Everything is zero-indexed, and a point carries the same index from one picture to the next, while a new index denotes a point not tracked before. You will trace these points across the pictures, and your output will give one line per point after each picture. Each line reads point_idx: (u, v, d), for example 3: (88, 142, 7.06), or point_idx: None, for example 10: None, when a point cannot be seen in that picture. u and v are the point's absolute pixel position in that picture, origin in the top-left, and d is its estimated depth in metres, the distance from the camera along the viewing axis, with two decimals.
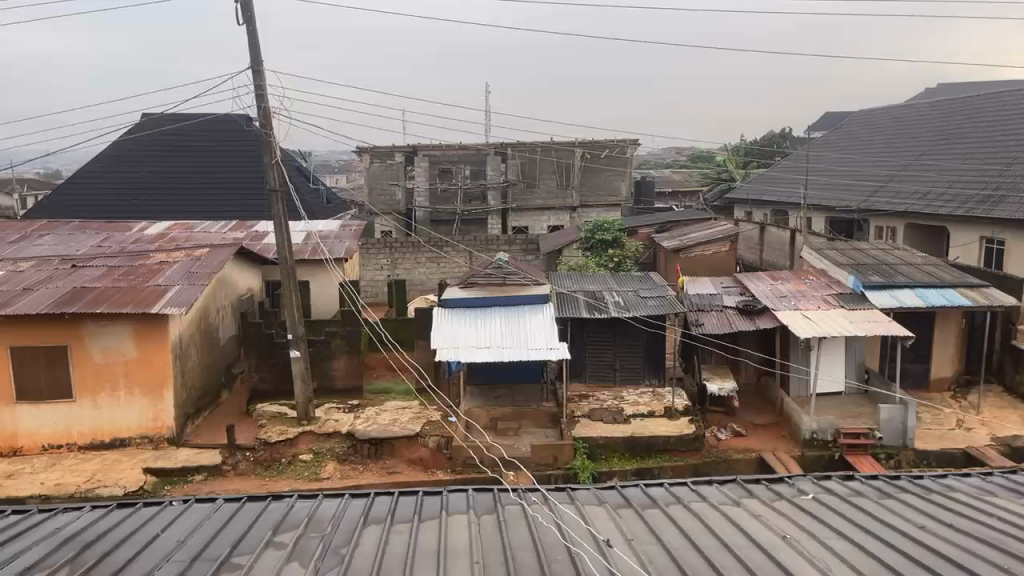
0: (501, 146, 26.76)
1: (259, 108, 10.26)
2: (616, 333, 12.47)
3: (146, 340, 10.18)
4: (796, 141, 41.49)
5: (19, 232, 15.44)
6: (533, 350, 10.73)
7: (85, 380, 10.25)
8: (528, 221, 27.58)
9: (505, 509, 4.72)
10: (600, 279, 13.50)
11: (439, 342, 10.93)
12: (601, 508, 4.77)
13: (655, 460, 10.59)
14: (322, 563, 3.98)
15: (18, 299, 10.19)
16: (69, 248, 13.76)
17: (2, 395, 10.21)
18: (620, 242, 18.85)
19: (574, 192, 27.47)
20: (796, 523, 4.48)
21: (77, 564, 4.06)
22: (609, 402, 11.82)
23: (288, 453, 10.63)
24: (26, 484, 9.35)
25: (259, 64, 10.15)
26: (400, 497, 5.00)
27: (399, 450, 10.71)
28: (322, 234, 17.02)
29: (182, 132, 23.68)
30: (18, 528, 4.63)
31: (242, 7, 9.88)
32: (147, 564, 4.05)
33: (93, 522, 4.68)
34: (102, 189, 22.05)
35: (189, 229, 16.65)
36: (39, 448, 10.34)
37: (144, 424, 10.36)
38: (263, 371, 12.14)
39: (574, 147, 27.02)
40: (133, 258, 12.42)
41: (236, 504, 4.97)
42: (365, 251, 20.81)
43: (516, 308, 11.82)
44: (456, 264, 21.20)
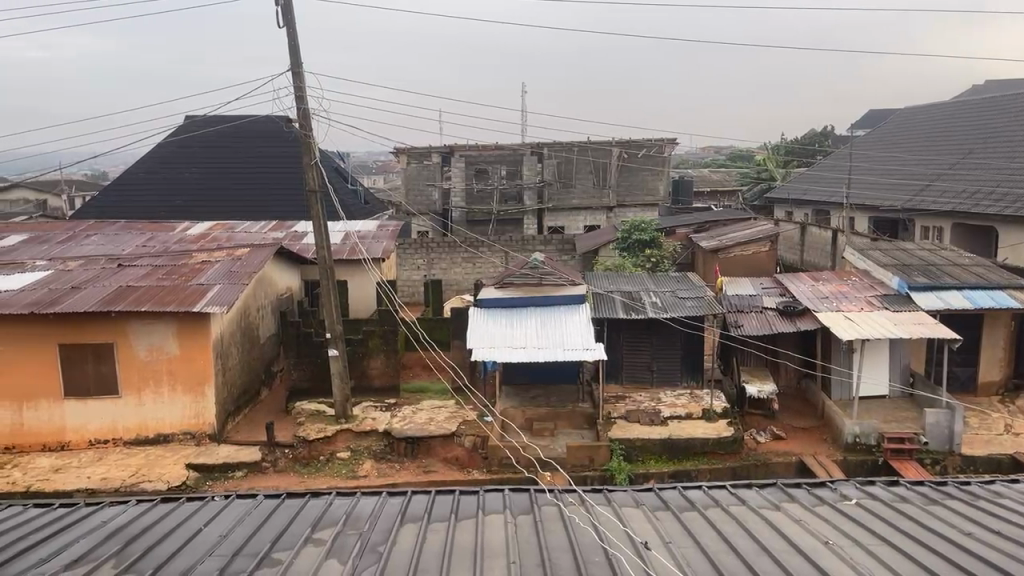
0: (537, 146, 26.73)
1: (299, 109, 10.40)
2: (653, 334, 12.39)
3: (189, 338, 10.38)
4: (837, 139, 40.79)
5: (68, 232, 15.86)
6: (569, 350, 10.70)
7: (130, 378, 10.48)
8: (564, 221, 27.55)
9: (542, 510, 4.70)
10: (636, 279, 13.42)
11: (476, 342, 10.95)
12: (638, 510, 4.74)
13: (693, 462, 10.49)
14: (360, 561, 4.01)
15: (67, 298, 10.45)
16: (115, 248, 14.10)
17: (51, 392, 10.47)
18: (657, 242, 18.73)
19: (611, 192, 27.37)
20: (837, 529, 4.39)
21: (122, 558, 4.14)
22: (646, 403, 11.74)
23: (327, 451, 10.75)
24: (73, 478, 9.60)
25: (299, 67, 10.28)
26: (437, 496, 5.01)
27: (436, 449, 10.76)
28: (360, 234, 17.19)
29: (224, 134, 24.09)
30: (64, 522, 4.74)
31: (282, 10, 10.02)
32: (190, 559, 4.12)
33: (137, 516, 4.77)
34: (147, 190, 22.55)
35: (231, 229, 16.94)
36: (86, 443, 10.59)
37: (186, 420, 10.56)
38: (302, 369, 12.30)
39: (611, 146, 26.90)
40: (176, 258, 12.66)
41: (276, 500, 5.04)
42: (402, 251, 20.96)
43: (552, 308, 11.81)
44: (492, 264, 21.23)
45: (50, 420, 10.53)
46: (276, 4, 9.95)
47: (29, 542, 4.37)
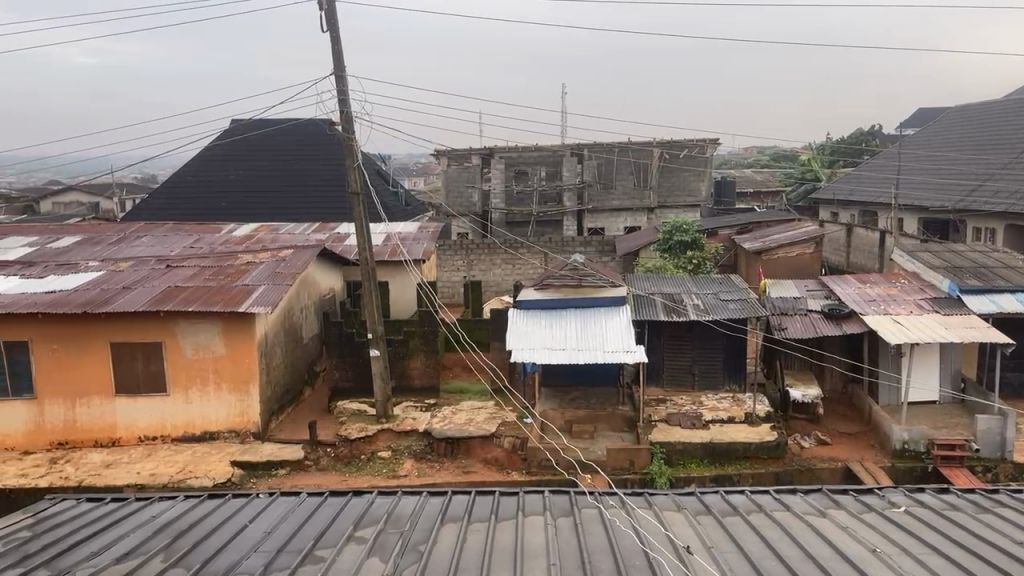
0: (577, 147, 26.64)
1: (342, 113, 10.53)
2: (695, 336, 12.27)
3: (234, 338, 10.58)
4: (884, 139, 39.94)
5: (119, 233, 16.28)
6: (609, 352, 10.65)
7: (177, 376, 10.72)
8: (604, 222, 27.53)
9: (582, 512, 4.69)
10: (678, 281, 13.32)
11: (515, 344, 10.96)
12: (679, 513, 4.70)
13: (734, 467, 10.35)
14: (402, 559, 4.04)
15: (117, 298, 10.74)
16: (163, 249, 14.43)
17: (102, 389, 10.76)
18: (699, 244, 18.59)
19: (651, 192, 27.18)
20: (886, 537, 4.29)
21: (171, 552, 4.24)
22: (687, 407, 11.63)
23: (368, 450, 10.85)
24: (123, 473, 9.85)
25: (342, 71, 10.41)
26: (477, 496, 5.03)
27: (475, 450, 10.79)
28: (401, 236, 17.34)
29: (269, 137, 24.48)
30: (116, 515, 4.88)
31: (326, 15, 10.16)
32: (237, 554, 4.20)
33: (185, 512, 4.89)
34: (195, 191, 23.10)
35: (275, 230, 17.22)
36: (135, 439, 10.86)
37: (232, 418, 10.77)
38: (344, 369, 12.46)
39: (651, 147, 26.69)
40: (222, 259, 12.92)
41: (319, 498, 5.11)
42: (441, 253, 21.08)
43: (592, 309, 11.76)
44: (531, 265, 21.21)
45: (102, 417, 10.82)
46: (319, 9, 10.09)
47: (83, 535, 4.50)
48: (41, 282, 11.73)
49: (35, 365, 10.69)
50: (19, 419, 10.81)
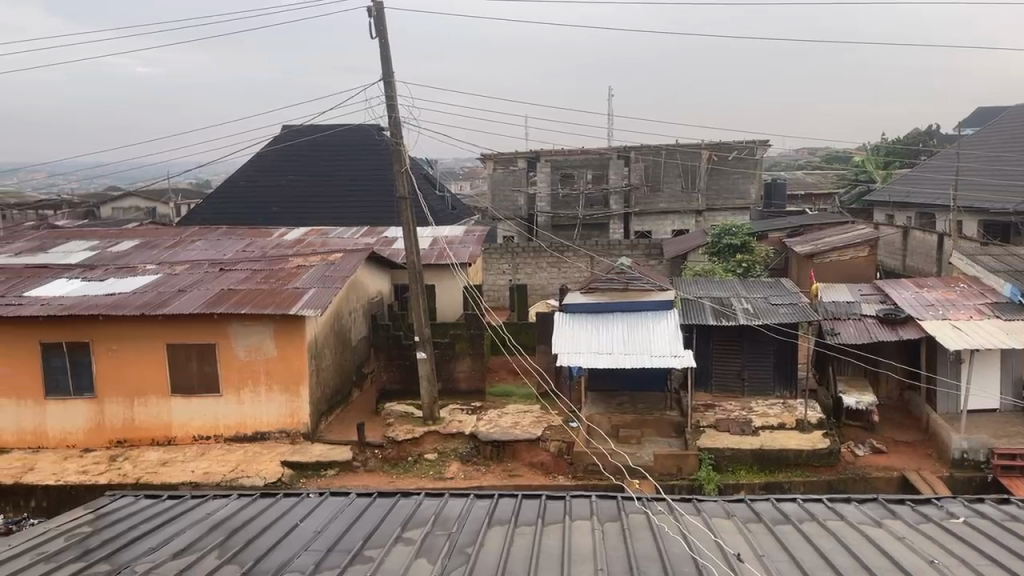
0: (624, 149, 26.43)
1: (390, 118, 10.66)
2: (745, 341, 12.08)
3: (286, 340, 10.78)
4: (943, 139, 38.80)
5: (175, 237, 16.72)
6: (656, 357, 10.55)
7: (230, 377, 10.95)
8: (652, 225, 27.13)
9: (629, 518, 4.66)
10: (727, 284, 13.14)
11: (561, 348, 10.93)
12: (729, 521, 4.63)
13: (786, 474, 10.17)
14: (449, 561, 4.06)
15: (173, 300, 11.03)
16: (217, 253, 14.77)
17: (158, 389, 11.04)
18: (749, 247, 18.30)
19: (700, 195, 26.86)
20: (944, 548, 4.17)
21: (226, 549, 4.34)
22: (737, 413, 11.45)
23: (415, 452, 10.93)
24: (179, 471, 10.11)
25: (390, 76, 10.54)
26: (524, 499, 5.03)
27: (521, 453, 10.77)
28: (448, 240, 17.45)
29: (319, 142, 24.84)
30: (172, 512, 5.01)
31: (375, 21, 10.29)
32: (288, 552, 4.28)
33: (239, 509, 5.00)
34: (248, 197, 23.67)
35: (325, 234, 17.49)
36: (191, 438, 11.13)
37: (283, 419, 10.96)
38: (392, 372, 12.62)
39: (699, 149, 26.38)
40: (274, 262, 13.18)
41: (368, 499, 5.17)
42: (487, 256, 21.16)
43: (639, 313, 11.66)
44: (577, 269, 21.14)
45: (158, 416, 11.11)
46: (368, 16, 10.24)
47: (141, 531, 4.64)
48: (102, 284, 12.11)
49: (95, 365, 11.03)
50: (80, 417, 11.16)
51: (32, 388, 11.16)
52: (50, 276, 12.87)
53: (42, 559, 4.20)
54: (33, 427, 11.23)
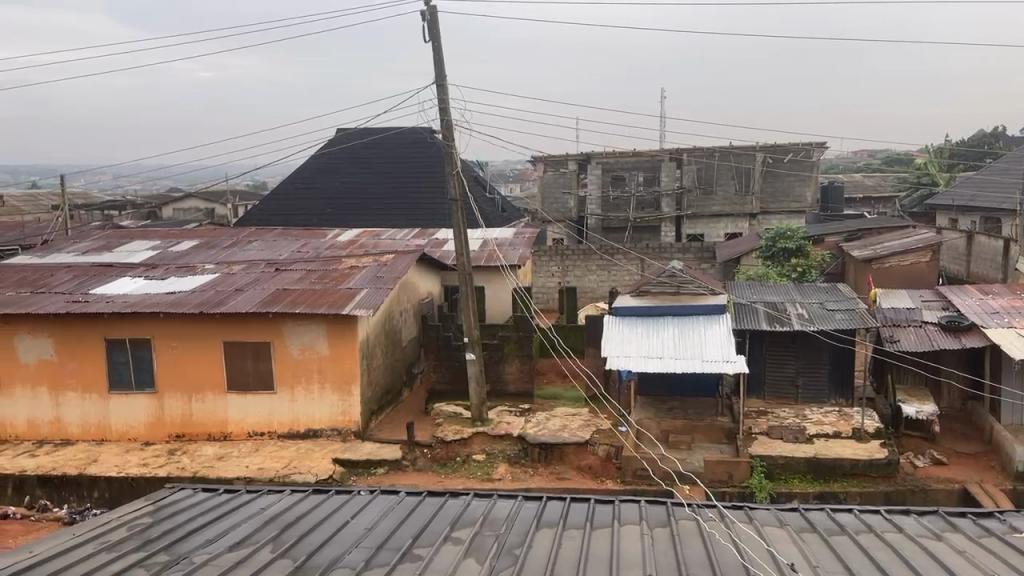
0: (677, 151, 26.18)
1: (443, 121, 10.75)
2: (799, 347, 11.85)
3: (339, 340, 10.96)
4: (1009, 140, 37.47)
5: (233, 238, 17.15)
6: (708, 362, 10.42)
7: (285, 375, 11.18)
8: (704, 228, 26.99)
9: (679, 524, 4.61)
10: (781, 289, 12.91)
11: (610, 351, 10.87)
12: (782, 530, 4.54)
13: (841, 484, 9.93)
14: (497, 562, 4.08)
15: (231, 299, 11.31)
16: (273, 253, 15.09)
17: (216, 386, 11.33)
18: (804, 251, 18.00)
19: (754, 198, 26.39)
20: (1006, 562, 4.03)
21: (279, 543, 4.42)
22: (791, 420, 11.23)
23: (463, 452, 10.98)
24: (235, 466, 10.36)
25: (443, 79, 10.62)
26: (572, 502, 5.03)
27: (569, 456, 10.71)
28: (498, 241, 17.55)
29: (372, 145, 25.12)
30: (229, 506, 5.13)
31: (429, 25, 10.40)
32: (339, 548, 4.34)
33: (293, 505, 5.10)
34: (303, 199, 24.16)
35: (377, 235, 17.73)
36: (246, 434, 11.40)
37: (334, 417, 11.14)
38: (442, 372, 12.74)
39: (754, 151, 25.98)
40: (328, 263, 13.41)
41: (417, 497, 5.22)
42: (536, 258, 21.23)
43: (691, 316, 11.52)
44: (628, 271, 21.03)
45: (215, 411, 11.40)
46: (422, 20, 10.35)
47: (198, 523, 4.76)
48: (162, 283, 12.46)
49: (156, 361, 11.36)
50: (141, 411, 11.52)
51: (96, 382, 11.54)
52: (114, 274, 13.32)
53: (104, 549, 4.35)
54: (96, 420, 11.63)
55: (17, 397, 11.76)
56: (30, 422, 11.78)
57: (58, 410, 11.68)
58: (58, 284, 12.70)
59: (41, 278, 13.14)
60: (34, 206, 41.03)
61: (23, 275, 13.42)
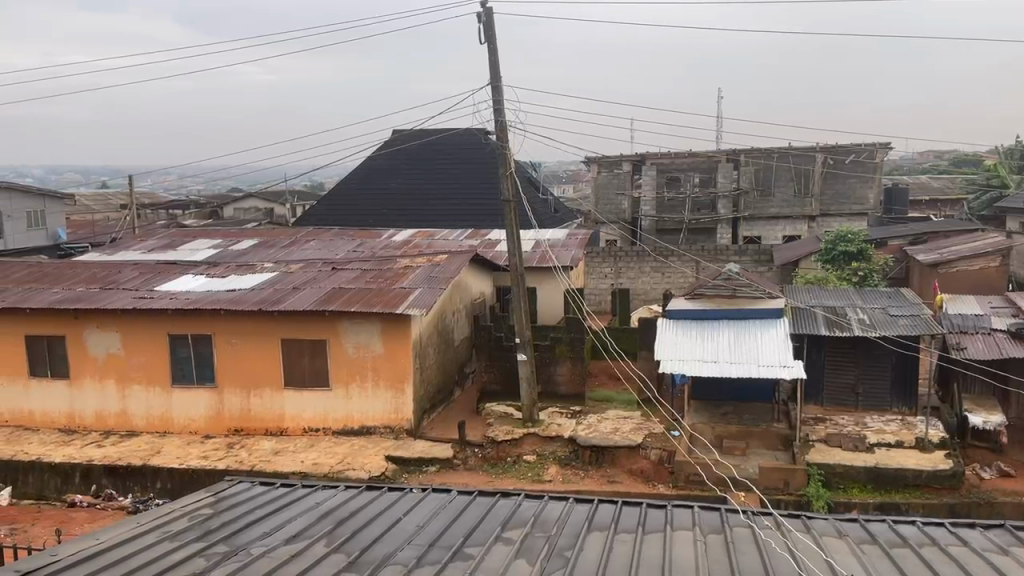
0: (734, 152, 25.84)
1: (497, 122, 10.79)
2: (860, 353, 11.54)
3: (392, 338, 11.10)
4: None
5: (291, 237, 17.53)
6: (765, 367, 10.23)
7: (340, 372, 11.36)
8: (761, 230, 26.49)
9: (733, 531, 4.54)
10: (841, 293, 12.60)
11: (664, 354, 10.76)
12: (840, 541, 4.43)
13: (903, 495, 9.63)
14: (548, 563, 4.06)
15: (289, 297, 11.57)
16: (329, 253, 15.36)
17: (273, 382, 11.58)
18: (867, 254, 17.50)
19: (813, 200, 25.81)
20: None
21: (333, 538, 4.50)
22: (851, 428, 10.95)
23: (514, 453, 11.00)
24: (290, 461, 10.57)
25: (498, 81, 10.67)
26: (624, 506, 4.99)
27: (620, 460, 10.64)
28: (550, 242, 17.52)
29: (427, 146, 25.32)
30: (285, 500, 5.24)
31: (484, 27, 10.46)
32: (392, 545, 4.39)
33: (346, 500, 5.19)
34: (359, 199, 24.57)
35: (431, 236, 17.87)
36: (302, 430, 11.61)
37: (388, 415, 11.28)
38: (493, 372, 12.79)
39: (814, 152, 25.41)
40: (383, 262, 13.59)
41: (469, 497, 5.25)
42: (590, 259, 21.17)
43: (748, 320, 11.34)
44: (682, 273, 20.78)
45: (273, 407, 11.65)
46: (479, 22, 10.41)
47: (256, 516, 4.87)
48: (224, 281, 12.80)
49: (217, 357, 11.67)
50: (202, 405, 11.85)
51: (159, 376, 11.90)
52: (178, 271, 13.73)
53: (166, 538, 4.49)
54: (160, 413, 12.00)
55: (85, 389, 12.19)
56: (98, 413, 12.20)
57: (124, 403, 12.09)
58: (125, 280, 13.15)
59: (110, 275, 13.62)
60: (103, 205, 42.59)
61: (93, 271, 13.93)
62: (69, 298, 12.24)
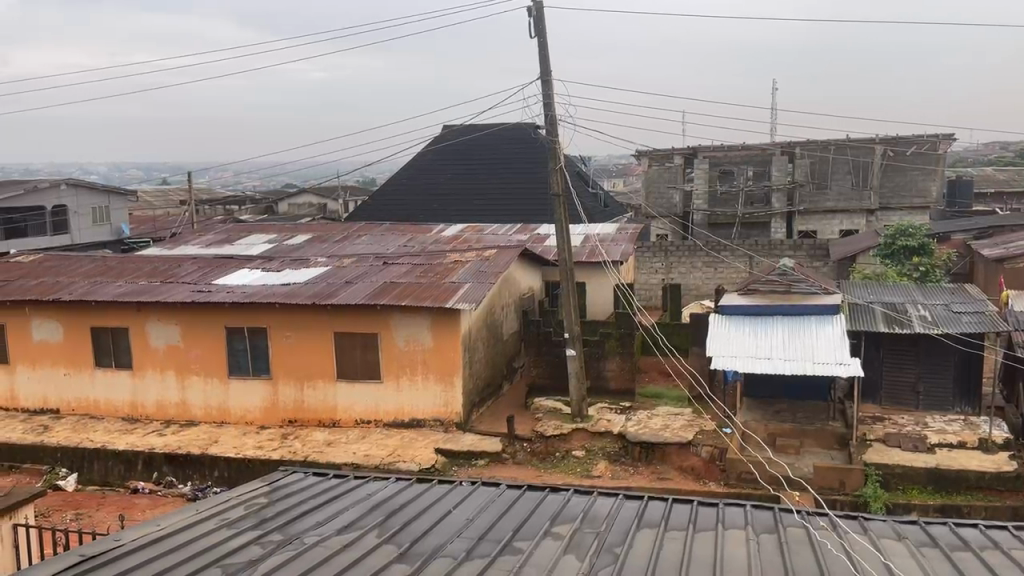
0: (789, 144, 25.20)
1: (546, 116, 10.75)
2: (921, 350, 11.20)
3: (442, 332, 11.19)
4: None
5: (344, 232, 17.78)
6: (820, 365, 10.00)
7: (391, 365, 11.49)
8: (817, 225, 25.92)
9: (787, 530, 4.46)
10: (901, 289, 12.27)
11: (716, 350, 10.61)
12: (900, 543, 4.30)
13: (965, 497, 9.32)
14: (597, 559, 4.05)
15: (341, 291, 11.75)
16: (381, 247, 15.54)
17: (326, 374, 11.78)
18: (928, 249, 17.01)
19: (872, 193, 25.12)
20: None
21: (384, 529, 4.55)
22: (911, 428, 10.65)
23: (563, 448, 10.98)
24: (343, 453, 10.74)
25: (548, 75, 10.63)
26: (675, 504, 4.93)
27: (671, 457, 10.52)
28: (600, 237, 17.42)
29: (477, 141, 25.38)
30: (338, 491, 5.33)
31: (535, 21, 10.43)
32: (442, 537, 4.43)
33: (397, 492, 5.25)
34: (410, 195, 24.82)
35: (480, 231, 17.94)
36: (354, 422, 11.79)
37: (438, 408, 11.39)
38: (542, 367, 12.82)
39: (874, 144, 24.68)
40: (433, 257, 13.69)
41: (517, 491, 5.25)
42: (640, 254, 20.97)
43: (802, 317, 11.08)
44: (735, 269, 20.45)
45: (326, 400, 11.85)
46: (529, 16, 10.39)
47: (310, 506, 4.97)
48: (278, 275, 13.07)
49: (272, 350, 11.93)
50: (258, 396, 12.11)
51: (217, 367, 12.21)
52: (235, 266, 14.05)
53: (223, 525, 4.61)
54: (217, 404, 12.31)
55: (147, 379, 12.58)
56: (159, 403, 12.59)
57: (183, 393, 12.44)
58: (184, 275, 13.50)
59: (170, 269, 14.00)
60: (164, 201, 43.83)
61: (154, 265, 14.37)
62: (132, 291, 12.65)
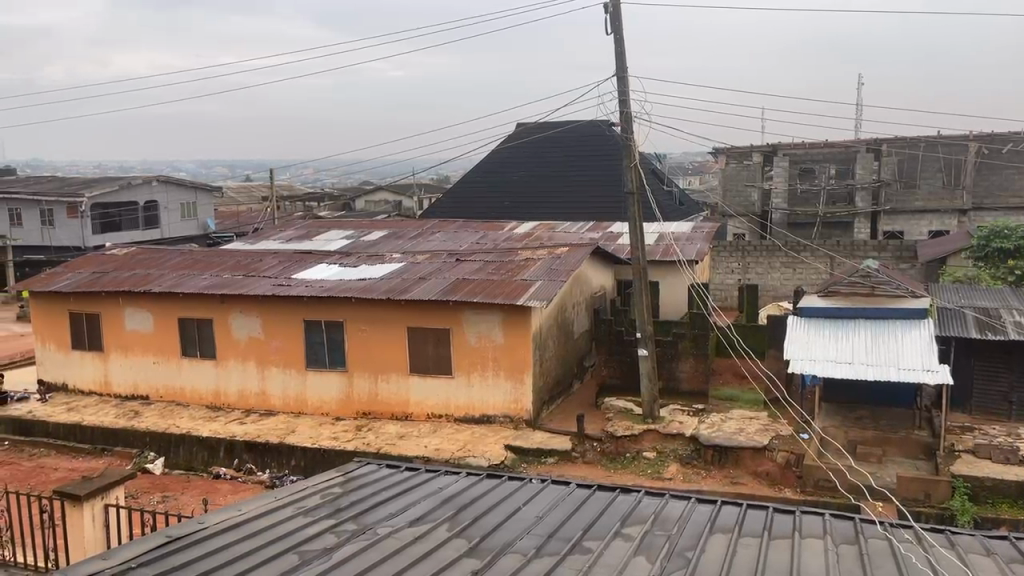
0: (876, 141, 24.25)
1: (621, 113, 10.66)
2: (1015, 359, 10.65)
3: (513, 329, 11.23)
4: None
5: (419, 228, 18.05)
6: (905, 370, 9.61)
7: (462, 360, 11.60)
8: (905, 225, 24.64)
9: (869, 542, 4.29)
10: (995, 293, 11.69)
11: (793, 353, 10.31)
12: (989, 559, 4.09)
13: None
14: (669, 562, 3.99)
15: (416, 287, 11.93)
16: (454, 244, 15.71)
17: (399, 368, 11.98)
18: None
19: (965, 191, 23.99)
20: None
21: (455, 523, 4.60)
22: (1002, 439, 10.12)
23: (634, 448, 10.88)
24: (415, 446, 10.89)
25: (624, 71, 10.53)
26: (749, 509, 4.82)
27: (745, 461, 10.26)
28: (675, 235, 17.20)
29: (552, 138, 25.37)
30: (410, 483, 5.42)
31: (611, 17, 10.36)
32: (512, 533, 4.44)
33: (468, 487, 5.29)
34: (484, 191, 25.02)
35: (553, 228, 17.93)
36: (426, 415, 11.96)
37: (509, 404, 11.43)
38: (613, 367, 12.74)
39: (967, 141, 23.63)
40: (505, 254, 13.75)
41: (588, 491, 5.23)
42: (715, 254, 20.60)
43: (888, 320, 10.66)
44: (814, 269, 19.82)
45: (399, 392, 12.05)
46: (605, 13, 10.32)
47: (384, 496, 5.07)
48: (355, 270, 13.34)
49: (348, 342, 12.20)
50: (334, 388, 12.41)
51: (296, 359, 12.56)
52: (314, 260, 14.43)
53: (302, 512, 4.74)
54: (296, 394, 12.66)
55: (230, 369, 13.03)
56: (241, 392, 13.03)
57: (264, 383, 12.84)
58: (266, 269, 13.94)
59: (253, 263, 14.48)
60: (248, 197, 45.46)
61: (238, 259, 14.90)
62: (217, 284, 13.15)
